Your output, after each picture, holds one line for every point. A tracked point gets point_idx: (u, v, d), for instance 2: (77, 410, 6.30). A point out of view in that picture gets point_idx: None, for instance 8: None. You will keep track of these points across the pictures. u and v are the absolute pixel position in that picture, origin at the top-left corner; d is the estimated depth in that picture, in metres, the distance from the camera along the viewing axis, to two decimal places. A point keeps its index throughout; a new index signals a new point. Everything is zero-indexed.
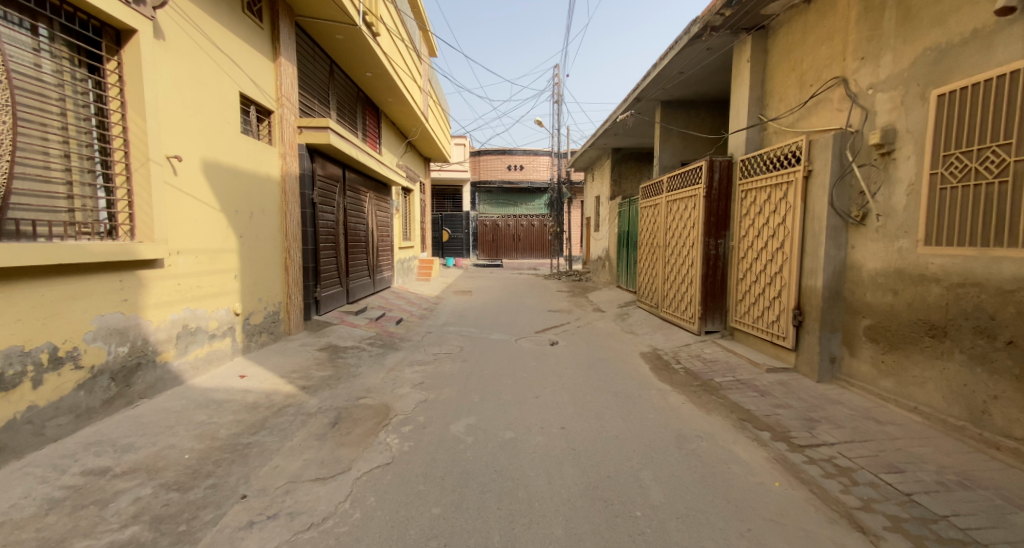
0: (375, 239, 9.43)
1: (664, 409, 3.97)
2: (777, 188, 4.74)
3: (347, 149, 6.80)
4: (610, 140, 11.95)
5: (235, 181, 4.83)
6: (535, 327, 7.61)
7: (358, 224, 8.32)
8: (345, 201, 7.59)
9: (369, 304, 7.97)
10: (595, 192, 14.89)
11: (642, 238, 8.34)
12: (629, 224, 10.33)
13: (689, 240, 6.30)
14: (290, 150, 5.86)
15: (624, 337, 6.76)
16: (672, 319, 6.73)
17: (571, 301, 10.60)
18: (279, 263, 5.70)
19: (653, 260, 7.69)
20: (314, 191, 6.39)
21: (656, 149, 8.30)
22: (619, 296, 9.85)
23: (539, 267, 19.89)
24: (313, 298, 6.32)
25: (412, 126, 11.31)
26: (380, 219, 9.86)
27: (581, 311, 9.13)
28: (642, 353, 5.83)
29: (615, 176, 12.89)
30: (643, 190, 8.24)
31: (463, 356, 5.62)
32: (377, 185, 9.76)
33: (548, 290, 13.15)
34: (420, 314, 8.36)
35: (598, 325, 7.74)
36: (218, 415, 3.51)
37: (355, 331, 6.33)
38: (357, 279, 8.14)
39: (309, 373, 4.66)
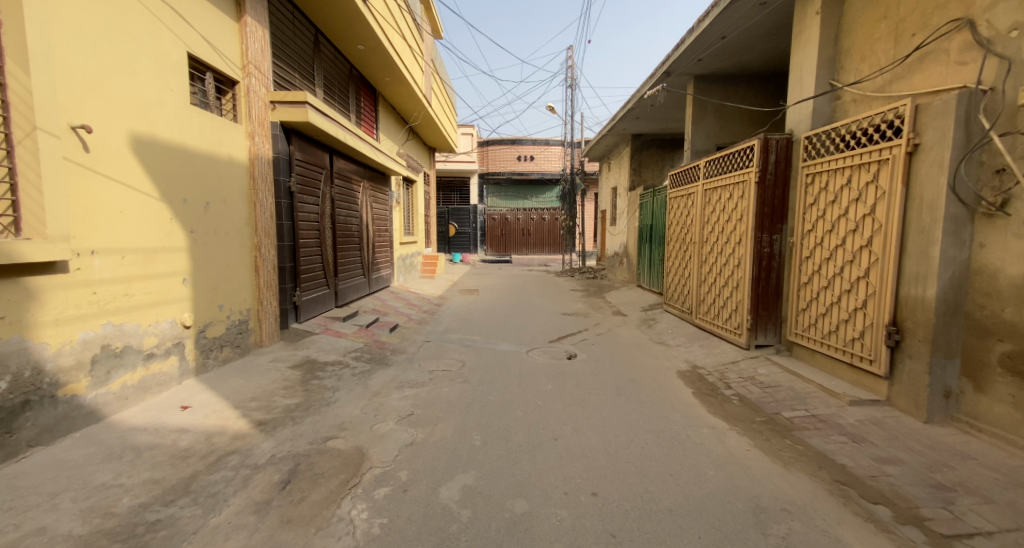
0: (372, 234, 8.53)
1: (724, 459, 3.00)
2: (862, 170, 3.69)
3: (333, 130, 5.88)
4: (631, 124, 10.92)
5: (183, 164, 3.92)
6: (548, 334, 6.68)
7: (350, 218, 7.44)
8: (333, 191, 6.70)
9: (362, 308, 7.06)
10: (613, 183, 13.83)
11: (672, 232, 7.33)
12: (652, 217, 9.31)
13: (733, 236, 5.30)
14: (260, 128, 4.94)
15: (653, 349, 5.78)
16: (711, 327, 5.75)
17: (588, 302, 9.64)
18: (245, 263, 4.82)
19: (686, 258, 6.70)
20: (293, 178, 5.48)
21: (688, 131, 7.41)
22: (641, 298, 8.87)
23: (550, 264, 18.91)
24: (291, 303, 5.45)
25: (414, 110, 10.38)
26: (377, 211, 8.95)
27: (599, 315, 8.17)
28: (679, 372, 4.84)
29: (635, 165, 11.87)
30: (674, 178, 7.25)
31: (466, 375, 4.71)
32: (373, 174, 8.85)
33: (560, 289, 12.19)
34: (420, 318, 7.44)
35: (621, 332, 6.77)
36: (129, 473, 2.62)
37: (341, 343, 5.41)
38: (350, 279, 7.28)
39: (272, 401, 3.76)
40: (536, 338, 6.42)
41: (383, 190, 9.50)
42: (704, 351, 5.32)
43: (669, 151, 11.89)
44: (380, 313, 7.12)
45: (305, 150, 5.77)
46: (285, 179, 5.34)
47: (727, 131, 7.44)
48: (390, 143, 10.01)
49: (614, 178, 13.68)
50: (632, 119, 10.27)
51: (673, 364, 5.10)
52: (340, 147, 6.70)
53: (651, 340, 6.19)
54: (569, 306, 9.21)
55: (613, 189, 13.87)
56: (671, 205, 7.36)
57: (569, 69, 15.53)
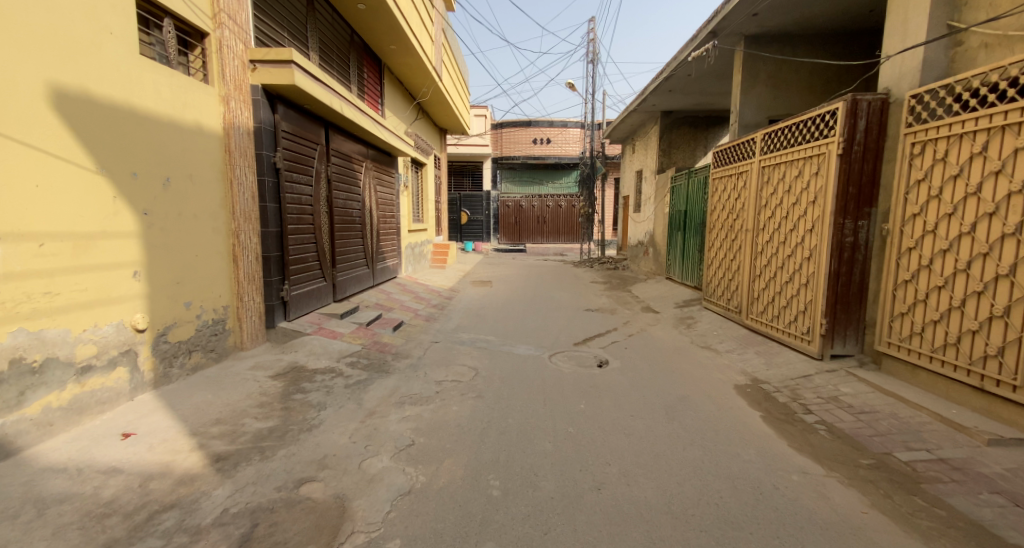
0: (376, 220, 7.77)
1: (842, 528, 2.16)
2: (1010, 132, 2.85)
3: (327, 97, 5.09)
4: (661, 99, 9.95)
5: (133, 131, 3.17)
6: (572, 334, 5.88)
7: (352, 202, 6.67)
8: (330, 171, 5.93)
9: (363, 303, 6.31)
10: (637, 166, 12.85)
11: (716, 219, 6.44)
12: (687, 203, 8.40)
13: (803, 223, 4.42)
14: (237, 92, 4.17)
15: (699, 356, 4.93)
16: (769, 331, 4.90)
17: (613, 296, 8.81)
18: (221, 253, 4.08)
19: (735, 250, 5.80)
20: (280, 153, 4.71)
21: (736, 101, 6.53)
22: (674, 293, 7.99)
23: (567, 253, 18.03)
24: (278, 300, 4.71)
25: (423, 85, 9.54)
26: (382, 195, 8.18)
27: (627, 312, 7.33)
28: (738, 387, 4.00)
29: (665, 146, 10.92)
30: (721, 157, 6.36)
31: (480, 387, 3.94)
32: (378, 154, 8.07)
33: (581, 281, 11.35)
34: (429, 315, 6.66)
35: (656, 333, 5.93)
36: (17, 545, 1.89)
37: (336, 345, 4.66)
38: (351, 270, 6.53)
39: (241, 425, 3.02)
40: (560, 339, 5.63)
41: (389, 172, 8.71)
42: (764, 362, 4.45)
43: (702, 130, 10.89)
44: (383, 308, 6.37)
45: (295, 121, 4.99)
46: (270, 154, 4.58)
47: (782, 102, 6.45)
48: (397, 121, 9.20)
49: (639, 161, 12.70)
50: (666, 92, 9.41)
51: (728, 376, 4.26)
52: (338, 121, 5.91)
53: (694, 344, 5.33)
54: (592, 300, 8.38)
55: (638, 173, 12.88)
56: (716, 188, 6.45)
57: (590, 43, 14.59)
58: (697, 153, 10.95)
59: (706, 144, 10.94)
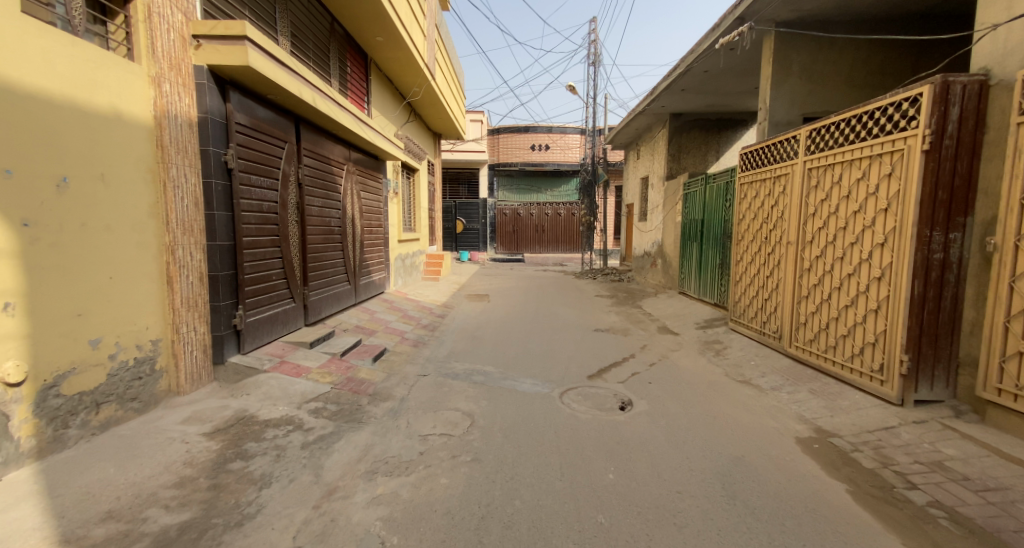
0: (360, 230, 6.93)
1: None
2: None
3: (295, 86, 4.28)
4: (671, 100, 9.23)
5: (2, 112, 2.33)
6: (584, 363, 5.06)
7: (331, 209, 5.84)
8: (304, 174, 5.11)
9: (341, 327, 5.45)
10: (643, 171, 12.11)
11: (745, 229, 5.66)
12: (704, 211, 7.64)
13: (871, 235, 3.65)
14: (173, 72, 3.35)
15: (741, 396, 4.10)
16: (824, 364, 4.10)
17: (622, 314, 7.99)
18: (151, 273, 3.21)
19: (771, 266, 5.03)
20: (234, 149, 3.88)
21: (765, 97, 5.78)
22: (692, 311, 7.18)
23: (566, 264, 17.24)
24: (231, 329, 3.84)
25: (414, 84, 8.77)
26: (368, 202, 7.37)
27: (642, 334, 6.51)
28: (803, 444, 3.17)
29: (674, 150, 10.20)
30: (754, 157, 5.58)
31: (478, 443, 3.11)
32: (364, 157, 7.26)
33: (584, 295, 10.54)
34: (417, 339, 5.80)
35: (682, 363, 5.10)
36: None
37: (299, 384, 3.78)
38: (328, 288, 5.69)
39: (141, 520, 2.16)
40: (570, 369, 4.81)
41: (376, 177, 7.90)
42: (826, 406, 3.63)
43: (714, 134, 10.16)
44: (365, 333, 5.50)
45: (254, 113, 4.17)
46: (220, 151, 3.75)
47: (817, 99, 5.72)
48: (385, 121, 8.41)
49: (645, 167, 11.98)
50: (678, 91, 8.68)
51: (784, 426, 3.43)
52: (312, 117, 5.10)
53: (730, 378, 4.51)
54: (601, 319, 7.56)
55: (644, 180, 12.16)
56: (745, 194, 5.68)
57: (592, 45, 13.95)
58: (709, 157, 10.19)
59: (718, 149, 10.19)
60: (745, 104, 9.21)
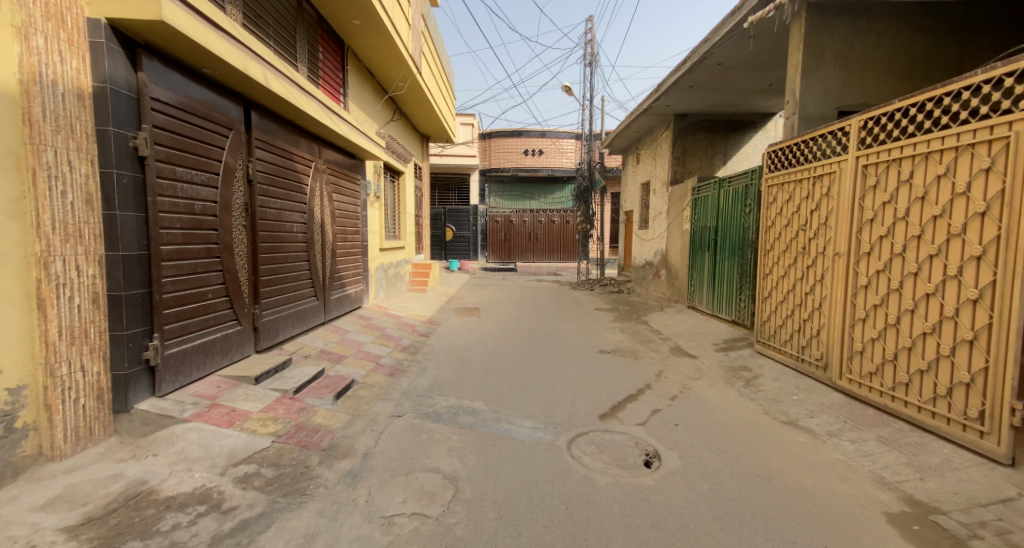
0: (332, 238, 6.07)
1: None
2: None
3: (236, 59, 3.45)
4: (676, 99, 8.51)
5: None
6: (593, 397, 4.22)
7: (294, 212, 4.99)
8: (257, 169, 4.25)
9: (302, 354, 4.56)
10: (644, 176, 11.40)
11: (775, 238, 4.90)
12: (719, 217, 6.89)
13: (960, 245, 2.88)
14: (52, 24, 2.50)
15: (792, 445, 3.28)
16: (891, 404, 3.30)
17: (627, 331, 7.20)
18: (7, 295, 2.31)
19: (812, 280, 4.26)
20: (150, 133, 3.02)
21: (796, 87, 5.05)
22: (707, 330, 6.39)
23: (561, 273, 16.47)
24: (140, 366, 2.95)
25: (398, 77, 7.95)
26: (343, 206, 6.52)
27: (654, 357, 5.71)
28: (900, 526, 2.33)
29: (678, 152, 9.44)
30: (786, 154, 4.84)
31: (460, 531, 2.25)
32: (339, 155, 6.41)
33: (583, 308, 9.74)
34: (394, 367, 4.91)
35: (708, 396, 4.29)
36: None
37: (227, 440, 2.86)
38: (289, 306, 4.81)
39: None
40: (577, 406, 3.98)
41: (355, 179, 7.05)
42: (911, 464, 2.82)
43: (720, 136, 9.43)
44: (330, 360, 4.60)
45: (181, 89, 3.31)
46: (127, 133, 2.87)
47: (856, 90, 5.00)
48: (364, 117, 7.58)
49: (645, 172, 11.27)
50: (686, 88, 7.95)
51: (864, 494, 2.61)
52: (265, 101, 4.25)
53: (772, 419, 3.70)
54: (606, 337, 6.77)
55: (645, 185, 11.45)
56: (775, 198, 4.93)
57: (587, 45, 13.26)
58: (715, 161, 9.43)
59: (725, 152, 9.43)
60: (757, 103, 8.56)
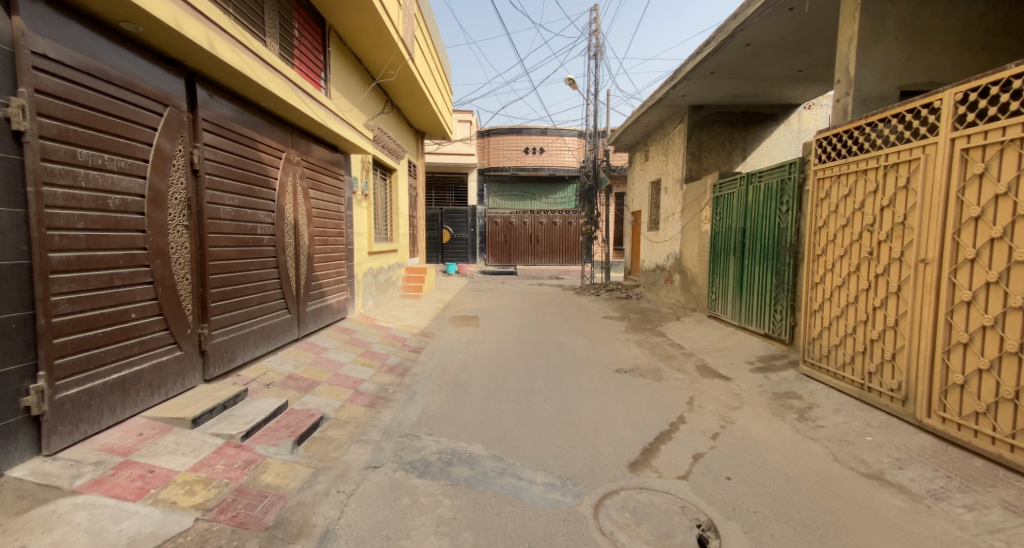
0: (309, 241, 5.28)
1: None
2: None
3: (165, 11, 2.68)
4: (693, 88, 7.76)
5: None
6: (617, 435, 3.45)
7: (257, 211, 4.21)
8: (205, 157, 3.47)
9: (263, 382, 3.79)
10: (654, 174, 10.64)
11: (829, 240, 4.14)
12: (747, 216, 6.13)
13: None
14: None
15: (886, 512, 2.51)
16: (1013, 456, 2.62)
17: (644, 344, 6.44)
18: None
19: (884, 293, 3.51)
20: (36, 99, 2.26)
21: (850, 64, 4.30)
22: (737, 346, 5.63)
23: (563, 277, 15.72)
24: (18, 418, 2.16)
25: (387, 62, 7.17)
26: (323, 205, 5.73)
27: (680, 378, 4.94)
28: None
29: (694, 147, 8.69)
30: (842, 142, 4.09)
31: None
32: (317, 146, 5.62)
33: (590, 316, 8.99)
34: (376, 396, 4.13)
35: (757, 434, 3.52)
36: None
37: (132, 521, 2.05)
38: (249, 322, 4.02)
39: None
40: (599, 449, 3.20)
41: (338, 174, 6.26)
42: None
43: (739, 130, 8.64)
44: (296, 389, 3.83)
45: (87, 48, 2.54)
46: None
47: (920, 66, 4.27)
48: (349, 106, 6.80)
49: (656, 170, 10.53)
50: (705, 75, 7.15)
51: None
52: (215, 73, 3.46)
53: (848, 471, 2.92)
54: (621, 352, 6.01)
55: (655, 184, 10.71)
56: (828, 193, 4.16)
57: (592, 35, 12.46)
58: (734, 157, 8.64)
59: (744, 147, 8.63)
60: (781, 92, 7.82)
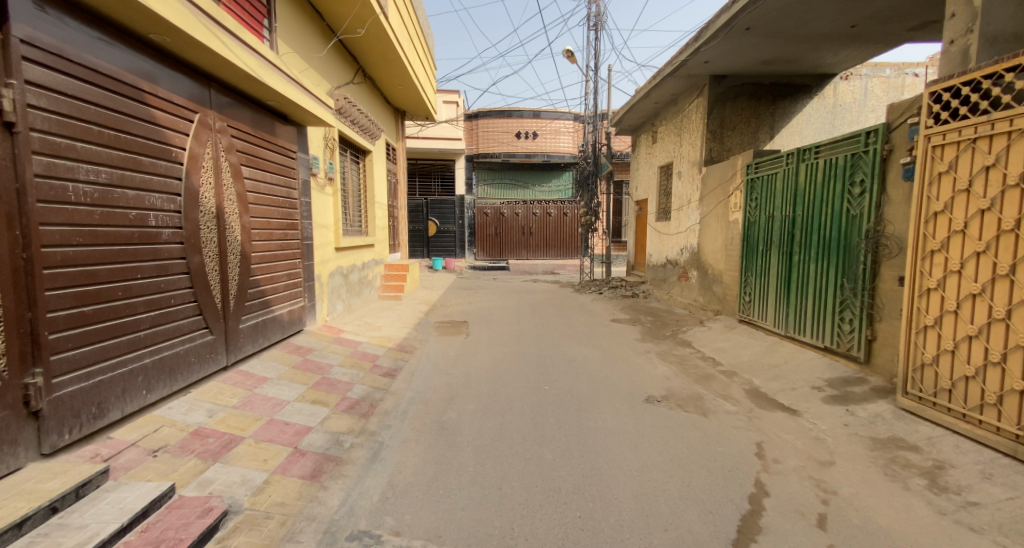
0: (243, 236, 3.98)
1: None
2: None
3: None
4: (719, 52, 6.55)
5: None
6: (680, 526, 2.29)
7: (147, 193, 2.92)
8: (29, 102, 2.18)
9: (150, 446, 2.56)
10: (664, 157, 9.49)
11: (955, 228, 2.99)
12: (798, 201, 4.98)
13: None
14: None
15: None
16: None
17: (670, 359, 5.29)
18: None
19: None
20: None
21: None
22: (792, 363, 4.51)
23: (559, 272, 14.59)
24: None
25: (353, 14, 5.83)
26: (265, 188, 4.43)
27: (732, 411, 3.80)
28: None
29: (715, 125, 7.54)
30: (974, 94, 2.95)
31: None
32: (255, 113, 4.31)
33: (595, 319, 7.85)
34: (324, 456, 2.91)
35: (882, 518, 2.38)
36: None
37: None
38: (131, 355, 2.77)
39: None
40: None
41: (290, 151, 4.95)
42: None
43: (767, 103, 7.49)
44: (200, 455, 2.61)
45: None
46: None
47: None
48: (305, 65, 5.46)
49: (666, 152, 9.37)
50: (738, 34, 5.95)
51: None
52: None
53: None
54: (646, 371, 4.86)
55: (666, 168, 9.55)
56: (953, 163, 3.02)
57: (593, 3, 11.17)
58: (760, 135, 7.51)
59: (772, 125, 7.50)
60: (821, 56, 6.67)
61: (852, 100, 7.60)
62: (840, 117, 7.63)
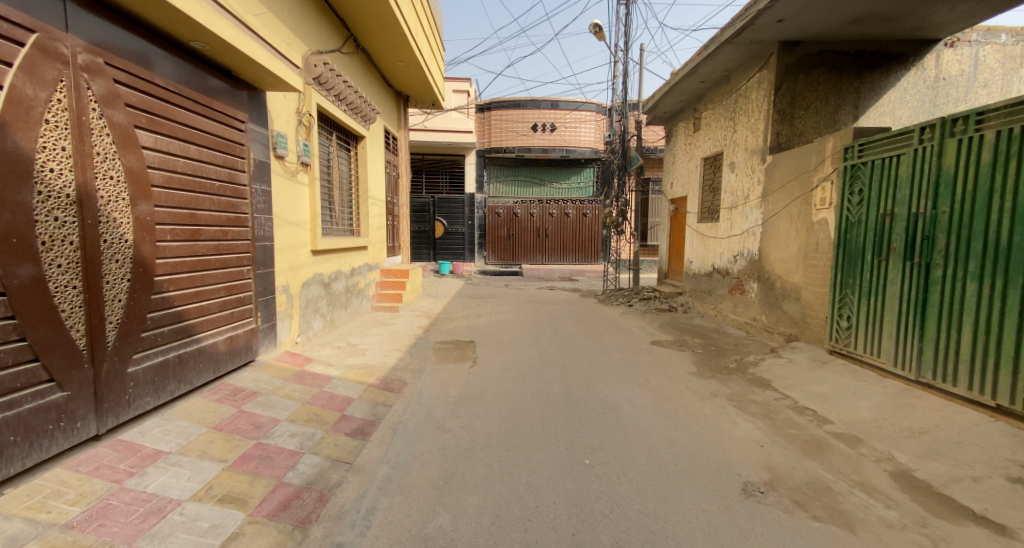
0: (136, 234, 2.64)
1: None
2: None
3: None
4: (800, 6, 5.11)
5: None
6: None
7: None
8: None
9: None
10: (710, 147, 8.04)
11: None
12: (940, 192, 3.54)
13: None
14: None
15: None
16: None
17: (750, 410, 3.85)
18: None
19: None
20: None
21: None
22: (950, 430, 3.04)
23: (578, 278, 13.19)
24: None
25: None
26: (189, 165, 3.11)
27: (892, 523, 2.36)
28: None
29: (784, 103, 6.13)
30: None
31: None
32: (173, 60, 2.99)
33: (631, 340, 6.44)
34: None
35: None
36: None
37: None
38: None
39: None
40: None
41: (235, 120, 3.64)
42: None
43: (850, 77, 6.05)
44: None
45: None
46: None
47: None
48: (263, 12, 4.15)
49: (714, 140, 7.91)
50: None
51: None
52: None
53: None
54: (725, 432, 3.42)
55: (713, 160, 8.09)
56: None
57: None
58: (841, 115, 6.11)
59: (856, 102, 6.09)
60: (934, 10, 5.18)
61: (958, 73, 6.16)
62: (942, 93, 6.18)
